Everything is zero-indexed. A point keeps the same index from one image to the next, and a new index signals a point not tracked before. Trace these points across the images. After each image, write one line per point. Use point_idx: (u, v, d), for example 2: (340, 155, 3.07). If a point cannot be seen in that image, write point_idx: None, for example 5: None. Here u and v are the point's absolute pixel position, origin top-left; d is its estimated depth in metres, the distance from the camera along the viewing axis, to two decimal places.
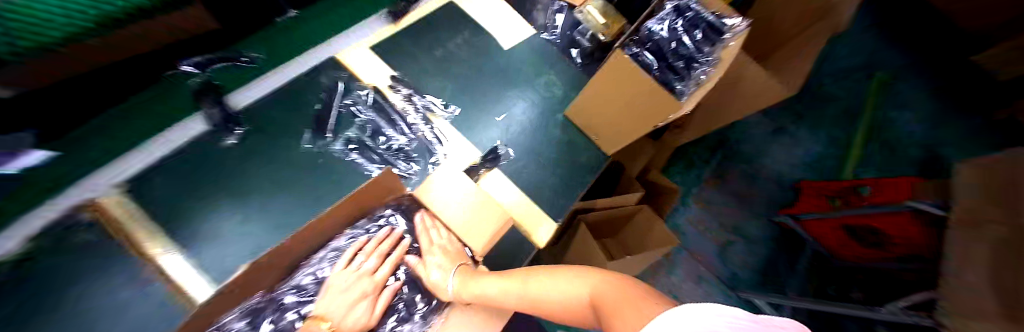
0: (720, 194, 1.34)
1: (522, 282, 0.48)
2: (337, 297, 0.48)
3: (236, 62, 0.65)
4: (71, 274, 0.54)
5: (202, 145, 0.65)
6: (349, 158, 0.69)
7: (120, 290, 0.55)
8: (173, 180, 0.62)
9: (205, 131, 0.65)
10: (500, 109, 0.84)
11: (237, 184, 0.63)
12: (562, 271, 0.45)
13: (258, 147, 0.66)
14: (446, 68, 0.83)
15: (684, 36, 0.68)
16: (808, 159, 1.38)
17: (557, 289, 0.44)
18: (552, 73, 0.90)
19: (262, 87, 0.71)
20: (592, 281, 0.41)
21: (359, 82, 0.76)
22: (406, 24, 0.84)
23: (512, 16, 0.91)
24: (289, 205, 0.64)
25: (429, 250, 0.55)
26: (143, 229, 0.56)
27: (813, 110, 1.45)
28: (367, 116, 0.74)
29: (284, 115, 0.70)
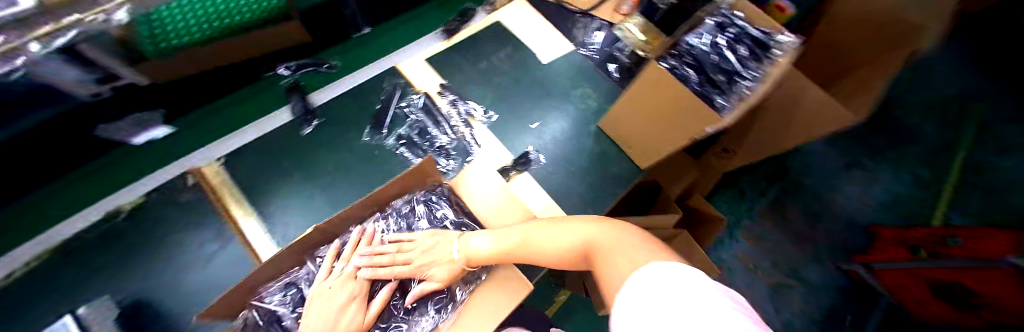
0: (778, 232, 1.20)
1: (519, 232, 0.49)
2: (324, 308, 0.46)
3: (319, 67, 0.84)
4: (168, 225, 0.65)
5: (283, 133, 0.74)
6: (399, 152, 0.77)
7: (203, 243, 0.65)
8: (250, 161, 0.70)
9: (287, 122, 0.75)
10: (535, 117, 0.88)
11: (305, 167, 0.72)
12: (562, 221, 0.46)
13: (323, 138, 0.75)
14: (489, 78, 0.90)
15: (727, 51, 0.68)
16: (883, 199, 1.23)
17: (554, 238, 0.44)
18: (588, 86, 0.92)
19: (334, 90, 0.81)
20: (590, 226, 0.42)
21: (412, 89, 0.83)
22: (457, 40, 0.92)
23: (552, 32, 0.96)
24: (342, 191, 0.71)
25: (406, 248, 0.52)
26: (227, 192, 0.67)
27: (892, 145, 1.29)
28: (417, 117, 0.81)
29: (347, 111, 0.78)
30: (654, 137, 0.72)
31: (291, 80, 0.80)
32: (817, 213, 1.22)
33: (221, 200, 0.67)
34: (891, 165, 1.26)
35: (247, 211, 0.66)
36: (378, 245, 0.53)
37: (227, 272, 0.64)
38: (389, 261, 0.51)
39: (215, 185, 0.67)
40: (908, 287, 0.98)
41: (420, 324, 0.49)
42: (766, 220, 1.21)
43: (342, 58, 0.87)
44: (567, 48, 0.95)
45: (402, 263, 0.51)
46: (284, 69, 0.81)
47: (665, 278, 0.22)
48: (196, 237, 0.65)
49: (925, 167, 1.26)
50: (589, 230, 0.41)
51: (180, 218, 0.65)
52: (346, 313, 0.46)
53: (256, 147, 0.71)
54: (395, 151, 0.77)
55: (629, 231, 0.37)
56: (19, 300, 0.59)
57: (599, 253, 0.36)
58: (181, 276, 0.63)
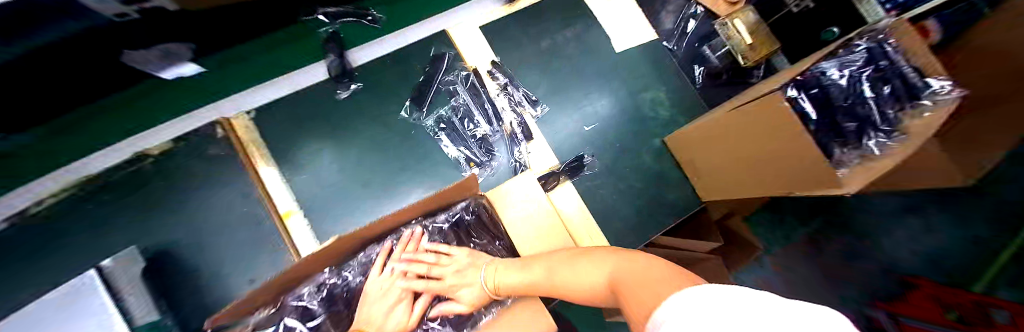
0: (806, 265, 1.01)
1: (567, 259, 0.43)
2: (372, 308, 0.44)
3: (362, 20, 0.67)
4: (200, 182, 0.67)
5: (320, 92, 0.70)
6: (436, 136, 0.72)
7: (238, 206, 0.67)
8: (285, 116, 0.69)
9: (327, 80, 0.70)
10: (592, 117, 0.77)
11: (342, 134, 0.70)
12: (599, 253, 0.42)
13: (365, 105, 0.71)
14: (549, 61, 0.77)
15: (865, 92, 0.53)
16: (936, 251, 0.98)
17: (590, 272, 0.40)
18: (661, 89, 0.79)
19: (379, 49, 0.73)
20: (617, 261, 0.38)
21: (460, 61, 0.75)
22: (520, 6, 0.77)
23: (635, 13, 0.79)
24: (376, 166, 0.70)
25: (442, 262, 0.48)
26: (257, 151, 0.67)
27: (973, 189, 1.00)
28: (463, 98, 0.74)
29: (386, 76, 0.73)
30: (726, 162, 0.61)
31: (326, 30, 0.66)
32: (854, 253, 1.00)
33: (251, 159, 0.67)
34: (956, 217, 1.00)
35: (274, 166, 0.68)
36: (420, 253, 0.49)
37: (264, 250, 0.67)
38: (425, 274, 0.48)
39: (245, 142, 0.67)
40: None
41: None
42: (795, 250, 1.01)
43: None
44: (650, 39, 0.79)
45: (436, 278, 0.47)
46: (324, 16, 0.62)
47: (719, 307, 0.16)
48: (245, 209, 0.67)
49: (1003, 222, 0.98)
50: (623, 260, 0.37)
51: (224, 177, 0.68)
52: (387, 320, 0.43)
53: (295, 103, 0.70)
54: (431, 136, 0.72)
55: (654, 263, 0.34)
56: (83, 215, 0.64)
57: (628, 283, 0.32)
58: (224, 238, 0.66)
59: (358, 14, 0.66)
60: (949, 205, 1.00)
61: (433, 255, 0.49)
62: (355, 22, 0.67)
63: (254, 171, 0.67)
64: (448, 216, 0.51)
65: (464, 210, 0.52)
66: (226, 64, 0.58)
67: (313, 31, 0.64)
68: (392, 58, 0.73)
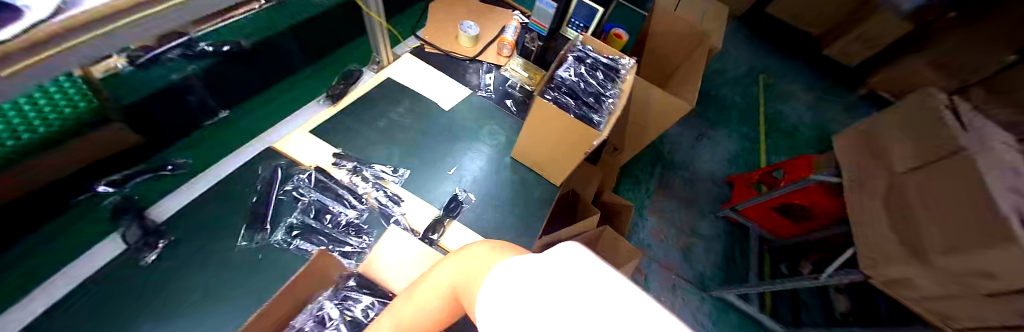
0: (670, 201, 1.30)
1: (411, 296, 0.39)
2: None
3: (163, 170, 0.77)
4: None
5: (119, 268, 0.65)
6: (292, 245, 0.73)
7: None
8: (87, 310, 0.62)
9: (126, 250, 0.67)
10: (450, 162, 0.90)
11: (173, 299, 0.65)
12: (435, 268, 0.38)
13: (189, 256, 0.68)
14: (391, 135, 0.89)
15: (589, 78, 0.83)
16: (730, 155, 1.42)
17: (429, 294, 0.36)
18: (494, 123, 0.99)
19: (173, 201, 0.74)
20: (447, 266, 0.35)
21: (297, 165, 0.81)
22: (345, 103, 0.92)
23: (445, 80, 1.02)
24: (219, 314, 0.65)
25: None
26: None
27: (719, 112, 1.52)
28: (312, 197, 0.78)
29: (217, 216, 0.73)
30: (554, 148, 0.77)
31: (105, 203, 0.72)
32: (690, 179, 1.35)
33: None
34: (723, 130, 1.48)
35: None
36: None
37: None
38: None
39: None
40: (766, 218, 1.15)
41: None
42: (659, 194, 1.31)
43: (194, 153, 0.81)
44: (464, 92, 1.02)
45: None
46: (104, 186, 0.73)
47: (540, 267, 0.18)
48: None
49: (744, 123, 1.51)
50: (456, 267, 0.33)
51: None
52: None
53: (98, 290, 0.64)
54: (287, 248, 0.72)
55: (490, 246, 0.31)
56: None
57: (468, 292, 0.28)
58: None
59: (155, 167, 0.77)
60: (716, 126, 1.48)
61: None
62: (153, 177, 0.76)
63: None
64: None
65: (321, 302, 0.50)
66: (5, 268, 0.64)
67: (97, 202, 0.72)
68: (219, 189, 0.76)
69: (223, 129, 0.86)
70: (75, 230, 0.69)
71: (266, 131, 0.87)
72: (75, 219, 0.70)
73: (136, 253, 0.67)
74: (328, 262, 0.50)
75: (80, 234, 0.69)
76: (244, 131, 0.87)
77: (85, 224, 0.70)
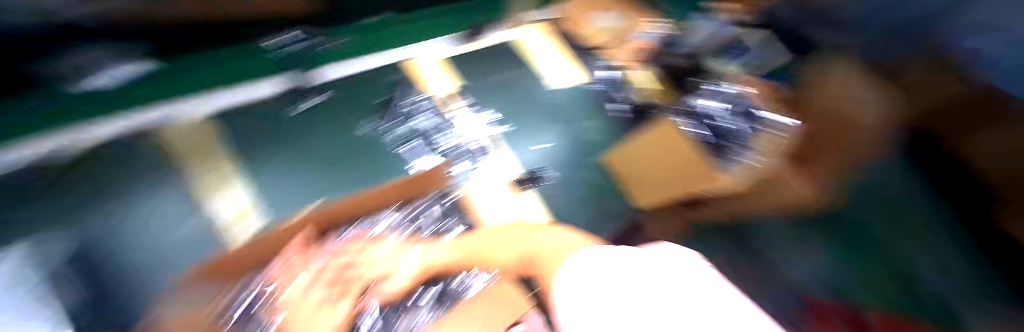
0: None
1: (487, 238, 0.55)
2: (303, 313, 0.42)
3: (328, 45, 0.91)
4: (116, 177, 0.64)
5: (284, 101, 0.80)
6: (400, 147, 0.80)
7: (136, 206, 0.62)
8: (249, 123, 0.75)
9: (291, 90, 0.82)
10: (539, 137, 0.89)
11: (304, 144, 0.75)
12: (510, 228, 0.55)
13: (329, 116, 0.80)
14: (505, 91, 0.94)
15: (733, 115, 0.75)
16: None
17: (504, 244, 0.53)
18: (594, 119, 0.93)
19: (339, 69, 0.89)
20: (518, 235, 0.52)
21: (421, 89, 0.88)
22: (478, 46, 0.99)
23: (565, 62, 1.01)
24: (318, 170, 0.73)
25: (376, 250, 0.53)
26: (203, 140, 0.71)
27: None
28: (427, 118, 0.84)
29: (357, 96, 0.84)
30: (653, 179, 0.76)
31: (279, 53, 0.86)
32: None
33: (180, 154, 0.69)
34: None
35: (233, 167, 0.70)
36: (367, 249, 0.53)
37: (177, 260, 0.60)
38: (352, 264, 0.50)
39: (198, 136, 0.71)
40: None
41: (420, 316, 0.52)
42: None
43: (347, 39, 0.93)
44: (580, 78, 0.99)
45: (363, 267, 0.51)
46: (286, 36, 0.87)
47: (645, 261, 0.32)
48: (189, 218, 0.63)
49: None
50: (530, 237, 0.51)
51: (146, 174, 0.65)
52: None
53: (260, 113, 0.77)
54: (395, 148, 0.80)
55: (567, 233, 0.49)
56: None
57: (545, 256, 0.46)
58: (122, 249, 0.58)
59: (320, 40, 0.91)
60: None
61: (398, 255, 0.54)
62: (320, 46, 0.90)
63: (213, 175, 0.68)
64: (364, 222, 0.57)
65: (418, 207, 0.65)
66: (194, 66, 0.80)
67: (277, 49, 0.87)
68: (361, 79, 0.87)
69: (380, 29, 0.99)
70: (248, 57, 0.84)
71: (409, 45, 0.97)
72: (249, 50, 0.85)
73: (296, 95, 0.82)
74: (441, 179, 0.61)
75: (253, 64, 0.83)
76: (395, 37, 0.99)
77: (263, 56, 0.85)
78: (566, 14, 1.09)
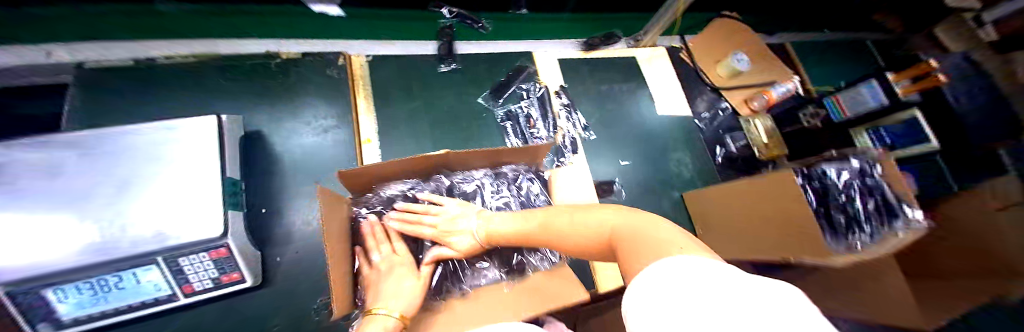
0: None
1: (566, 213, 0.47)
2: (390, 272, 0.48)
3: (473, 24, 0.95)
4: (285, 86, 0.72)
5: (424, 62, 0.85)
6: (502, 125, 0.82)
7: (296, 115, 0.70)
8: (391, 72, 0.80)
9: (432, 55, 0.86)
10: (627, 154, 0.86)
11: (428, 99, 0.80)
12: (597, 208, 0.45)
13: (454, 83, 0.84)
14: (606, 101, 0.91)
15: (858, 195, 0.67)
16: None
17: (584, 221, 0.44)
18: (687, 153, 0.90)
19: (474, 47, 0.91)
20: (612, 215, 0.42)
21: (535, 80, 0.88)
22: (593, 56, 0.96)
23: (677, 90, 0.96)
24: (425, 124, 0.77)
25: (432, 212, 0.54)
26: (360, 76, 0.77)
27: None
28: (530, 106, 0.84)
29: (481, 71, 0.88)
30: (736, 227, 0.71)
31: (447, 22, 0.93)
32: None
33: (333, 78, 0.75)
34: None
35: (370, 106, 0.75)
36: (422, 205, 0.55)
37: (317, 167, 0.67)
38: (418, 220, 0.54)
39: (356, 75, 0.77)
40: None
41: (483, 277, 0.53)
42: None
43: (494, 23, 0.99)
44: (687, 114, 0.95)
45: (429, 225, 0.53)
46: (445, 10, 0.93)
47: (702, 278, 0.23)
48: (328, 134, 0.70)
49: None
50: (619, 220, 0.40)
51: (308, 90, 0.73)
52: (404, 296, 0.44)
53: (397, 65, 0.82)
54: (498, 124, 0.82)
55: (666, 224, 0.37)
56: (163, 74, 0.69)
57: (628, 238, 0.36)
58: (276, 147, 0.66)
59: (470, 18, 0.95)
60: None
61: (454, 219, 0.53)
62: (465, 23, 0.95)
63: (354, 105, 0.74)
64: (449, 179, 0.59)
65: (507, 171, 0.62)
66: (362, 16, 0.91)
67: (430, 19, 0.95)
68: (487, 57, 0.90)
69: (514, 20, 1.02)
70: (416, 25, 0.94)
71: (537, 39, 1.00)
72: (418, 19, 0.94)
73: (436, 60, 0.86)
74: (540, 152, 0.59)
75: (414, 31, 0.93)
76: (526, 32, 1.02)
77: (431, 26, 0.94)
78: (694, 43, 1.03)
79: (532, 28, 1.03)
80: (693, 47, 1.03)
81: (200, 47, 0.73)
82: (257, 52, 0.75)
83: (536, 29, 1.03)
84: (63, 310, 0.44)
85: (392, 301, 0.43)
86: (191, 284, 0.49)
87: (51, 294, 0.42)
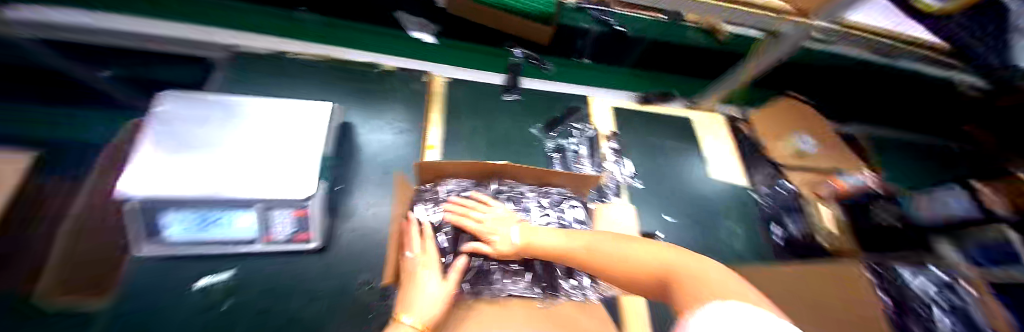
0: None
1: (614, 242, 0.50)
2: (427, 278, 0.48)
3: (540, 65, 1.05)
4: (376, 91, 0.85)
5: (493, 90, 0.95)
6: (549, 156, 0.87)
7: (378, 114, 0.82)
8: (464, 94, 0.92)
9: (500, 85, 0.97)
10: (670, 209, 0.85)
11: (490, 121, 0.89)
12: (646, 244, 0.49)
13: (515, 111, 0.93)
14: (654, 154, 0.94)
15: (941, 308, 0.64)
16: None
17: (637, 253, 0.47)
18: (732, 221, 0.88)
19: (537, 84, 1.02)
20: (660, 251, 0.46)
21: (589, 122, 0.93)
22: (645, 110, 1.03)
23: (727, 157, 0.99)
24: (483, 141, 0.85)
25: (481, 209, 0.60)
26: (439, 92, 0.89)
27: None
28: (579, 144, 0.88)
29: (539, 105, 0.96)
30: (792, 283, 0.69)
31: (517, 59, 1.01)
32: None
33: (417, 91, 0.88)
34: None
35: (441, 119, 0.85)
36: (474, 205, 0.60)
37: (386, 160, 0.76)
38: (464, 213, 0.59)
39: (435, 91, 0.89)
40: None
41: (510, 285, 0.55)
42: None
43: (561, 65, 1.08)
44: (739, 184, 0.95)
45: (475, 219, 0.57)
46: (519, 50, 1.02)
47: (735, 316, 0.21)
48: (400, 134, 0.80)
49: None
50: (671, 258, 0.43)
51: (393, 95, 0.86)
52: (429, 300, 0.44)
53: (470, 89, 0.93)
54: (546, 154, 0.87)
55: (719, 269, 0.40)
56: (288, 66, 0.86)
57: (684, 275, 0.39)
58: (358, 135, 0.77)
59: (539, 60, 1.03)
60: None
61: (495, 221, 0.57)
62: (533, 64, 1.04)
63: (429, 115, 0.85)
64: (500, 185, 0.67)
65: (555, 192, 0.70)
66: None
67: None
68: (548, 95, 0.99)
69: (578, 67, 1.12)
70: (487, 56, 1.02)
71: (594, 88, 1.08)
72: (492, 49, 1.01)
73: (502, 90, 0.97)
74: (589, 182, 0.68)
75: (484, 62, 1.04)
76: (586, 80, 1.11)
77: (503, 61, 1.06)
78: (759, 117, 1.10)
79: (593, 76, 1.11)
80: (755, 119, 1.09)
81: (321, 51, 0.91)
82: (363, 61, 0.91)
83: (596, 77, 1.11)
84: (169, 232, 0.53)
85: (417, 308, 0.42)
86: (273, 234, 0.57)
87: (167, 217, 0.51)
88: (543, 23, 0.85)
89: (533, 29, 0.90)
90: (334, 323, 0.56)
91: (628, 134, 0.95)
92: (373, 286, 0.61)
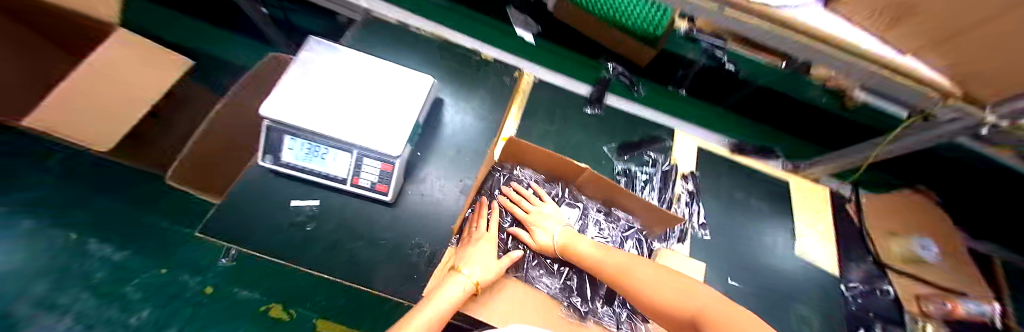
0: None
1: (652, 272, 0.54)
2: (479, 249, 0.56)
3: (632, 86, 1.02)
4: (471, 76, 0.89)
5: (577, 98, 0.94)
6: (615, 178, 0.83)
7: (468, 97, 0.86)
8: (547, 96, 0.93)
9: (585, 96, 0.95)
10: (735, 272, 0.77)
11: (565, 128, 0.89)
12: (686, 282, 0.52)
13: (592, 124, 0.91)
14: (730, 209, 0.86)
15: None
16: None
17: (671, 289, 0.51)
18: (805, 308, 0.76)
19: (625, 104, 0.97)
20: (700, 295, 0.49)
21: (667, 155, 0.89)
22: (734, 159, 0.94)
23: (818, 238, 0.86)
24: (555, 146, 0.85)
25: (531, 202, 0.66)
26: (523, 90, 0.92)
27: None
28: (650, 176, 0.84)
29: (618, 125, 0.93)
30: None
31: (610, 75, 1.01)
32: None
33: (505, 83, 0.90)
34: None
35: (518, 114, 0.88)
36: (526, 194, 0.67)
37: (467, 141, 0.80)
38: (518, 200, 0.66)
39: (521, 87, 0.92)
40: None
41: (543, 278, 0.61)
42: None
43: (652, 91, 1.05)
44: (831, 273, 0.81)
45: (524, 207, 0.65)
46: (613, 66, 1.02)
47: None
48: (482, 121, 0.83)
49: None
50: (707, 302, 0.47)
51: (483, 81, 0.89)
52: (478, 266, 0.52)
53: (555, 92, 0.94)
54: (612, 176, 0.84)
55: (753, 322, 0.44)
56: (404, 33, 0.91)
57: (719, 323, 0.43)
58: (447, 112, 0.82)
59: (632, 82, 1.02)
60: None
61: (543, 213, 0.64)
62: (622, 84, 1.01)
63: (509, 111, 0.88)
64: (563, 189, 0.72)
65: (621, 216, 0.71)
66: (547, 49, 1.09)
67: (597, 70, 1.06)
68: (629, 116, 0.95)
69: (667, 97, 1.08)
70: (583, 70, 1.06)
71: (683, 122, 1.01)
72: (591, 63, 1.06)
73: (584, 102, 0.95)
74: (659, 219, 0.65)
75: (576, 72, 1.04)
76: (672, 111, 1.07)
77: (592, 74, 1.04)
78: (875, 201, 0.97)
79: (680, 110, 1.08)
80: (868, 203, 0.96)
81: (435, 28, 0.97)
82: (468, 47, 0.95)
83: (682, 113, 1.08)
84: (283, 155, 0.62)
85: (473, 268, 0.51)
86: (357, 179, 0.62)
87: (289, 140, 0.60)
88: (649, 45, 0.83)
89: (634, 49, 0.88)
90: (382, 272, 0.61)
91: (707, 179, 0.88)
92: (423, 250, 0.65)
